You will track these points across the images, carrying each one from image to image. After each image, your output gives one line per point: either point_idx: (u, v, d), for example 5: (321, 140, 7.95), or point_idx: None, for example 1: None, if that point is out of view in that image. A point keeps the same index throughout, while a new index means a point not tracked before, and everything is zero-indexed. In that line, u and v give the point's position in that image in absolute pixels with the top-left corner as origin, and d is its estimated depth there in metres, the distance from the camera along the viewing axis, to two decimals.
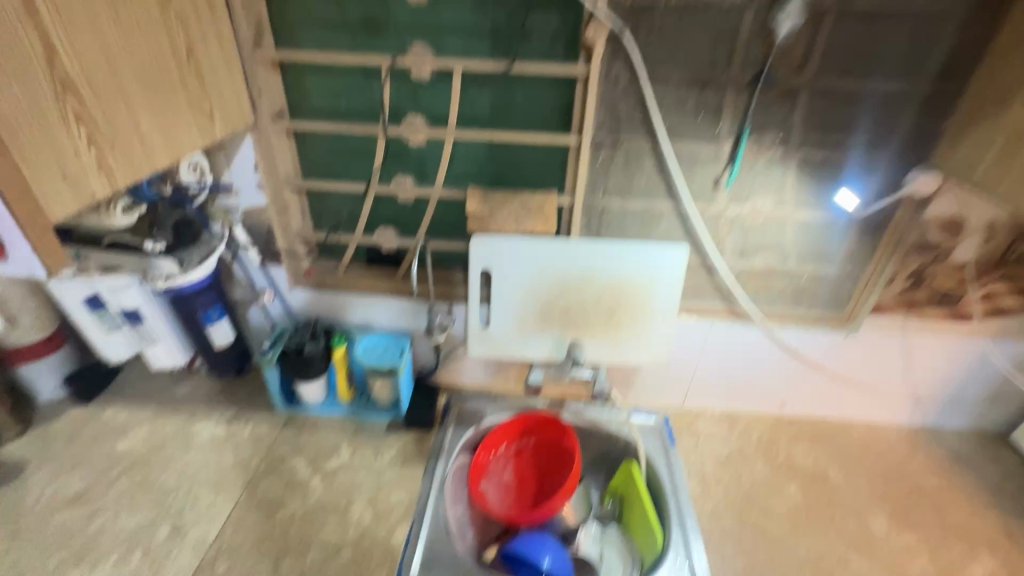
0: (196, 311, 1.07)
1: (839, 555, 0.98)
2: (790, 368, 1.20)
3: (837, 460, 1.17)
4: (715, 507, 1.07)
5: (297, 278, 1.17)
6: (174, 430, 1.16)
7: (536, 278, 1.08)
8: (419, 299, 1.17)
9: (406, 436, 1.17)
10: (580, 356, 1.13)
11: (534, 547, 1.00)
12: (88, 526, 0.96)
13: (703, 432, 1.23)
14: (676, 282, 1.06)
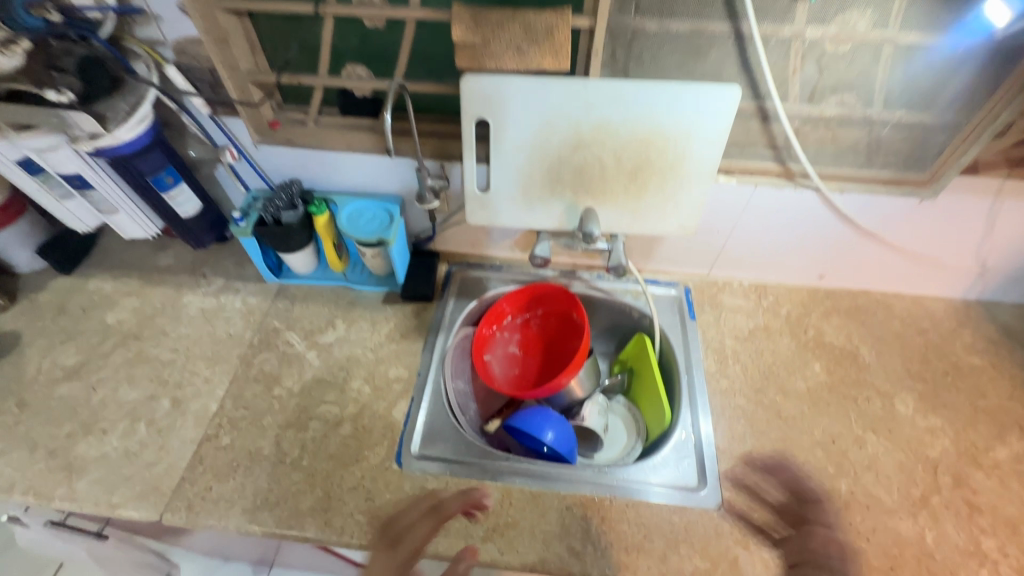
0: (144, 176, 0.91)
1: (857, 436, 0.93)
2: (841, 237, 1.03)
3: (873, 337, 1.07)
4: (731, 385, 1.00)
5: (261, 134, 0.98)
6: (162, 302, 1.10)
7: (544, 131, 0.88)
8: (406, 156, 0.99)
9: (404, 309, 1.10)
10: (592, 233, 0.92)
11: (536, 422, 0.97)
12: (90, 398, 0.96)
13: (727, 305, 1.12)
14: (716, 135, 0.85)
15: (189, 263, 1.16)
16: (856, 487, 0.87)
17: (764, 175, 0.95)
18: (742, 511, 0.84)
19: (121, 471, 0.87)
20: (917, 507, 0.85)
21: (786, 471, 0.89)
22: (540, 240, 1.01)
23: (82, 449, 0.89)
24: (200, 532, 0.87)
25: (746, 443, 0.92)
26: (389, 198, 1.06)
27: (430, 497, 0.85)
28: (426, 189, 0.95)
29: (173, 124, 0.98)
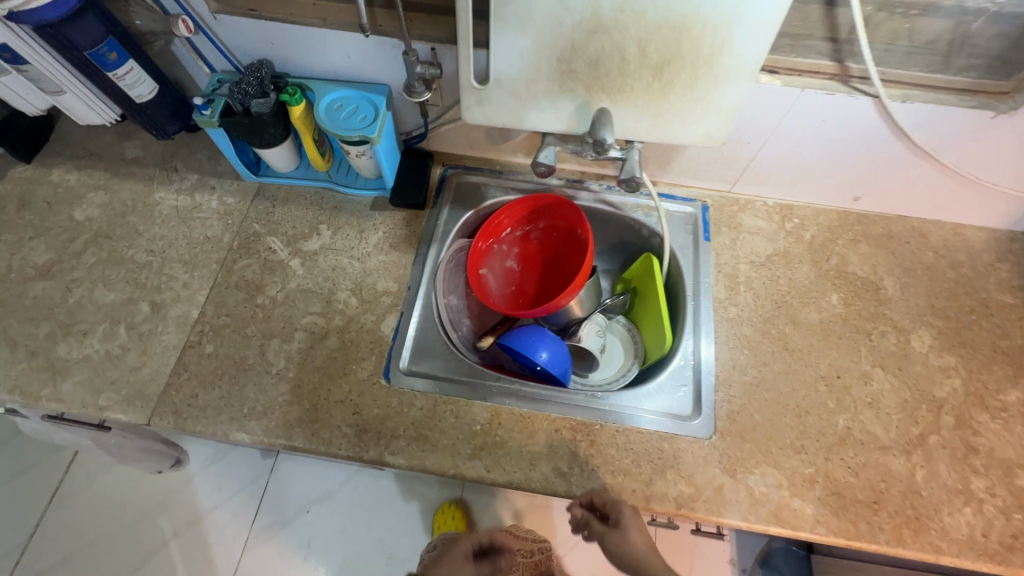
0: (81, 51, 0.75)
1: (864, 372, 0.89)
2: (890, 153, 0.90)
3: (900, 269, 0.99)
4: (741, 314, 0.93)
5: (220, 3, 0.83)
6: (133, 198, 1.01)
7: (555, 8, 0.72)
8: (393, 39, 0.83)
9: (393, 216, 1.01)
10: (605, 142, 0.80)
11: (530, 343, 0.93)
12: (67, 299, 0.92)
13: (747, 227, 1.02)
14: (766, 22, 0.70)
15: (159, 156, 1.05)
16: (854, 423, 0.85)
17: (816, 75, 0.79)
18: (734, 441, 0.83)
19: (106, 375, 0.86)
20: (912, 445, 0.83)
21: (785, 404, 0.86)
22: (545, 146, 0.89)
23: (63, 350, 0.87)
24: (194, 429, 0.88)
25: (746, 374, 0.88)
26: (374, 88, 0.92)
27: (418, 414, 0.83)
28: (416, 78, 0.84)
29: None
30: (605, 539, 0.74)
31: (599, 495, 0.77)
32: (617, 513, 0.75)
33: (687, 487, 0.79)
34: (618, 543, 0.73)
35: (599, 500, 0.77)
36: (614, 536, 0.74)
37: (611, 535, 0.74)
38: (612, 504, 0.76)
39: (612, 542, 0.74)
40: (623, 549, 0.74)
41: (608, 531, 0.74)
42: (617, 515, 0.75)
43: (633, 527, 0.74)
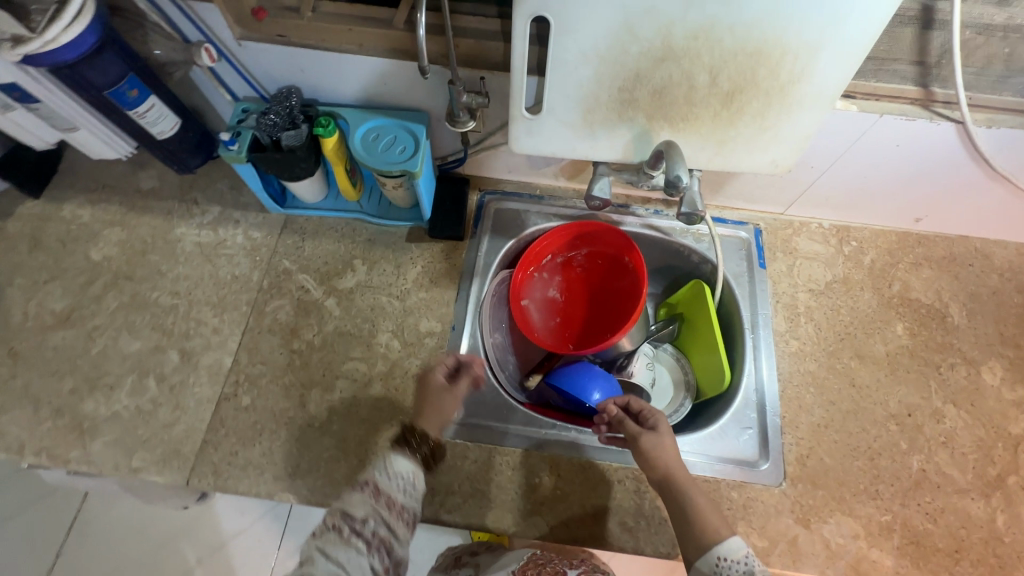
0: (101, 90, 0.70)
1: (936, 409, 0.84)
2: (964, 177, 0.84)
3: (965, 294, 0.94)
4: (803, 348, 0.89)
5: (246, 30, 0.76)
6: (152, 234, 0.95)
7: (622, 36, 0.66)
8: (438, 66, 0.76)
9: (431, 249, 0.95)
10: (679, 181, 0.71)
11: (581, 382, 0.88)
12: (90, 348, 0.86)
13: (803, 251, 0.97)
14: (854, 48, 0.64)
15: (177, 186, 0.99)
16: (928, 465, 0.81)
17: (895, 100, 0.73)
18: (806, 488, 0.79)
19: (138, 433, 0.80)
20: (991, 487, 0.80)
21: (856, 446, 0.82)
22: (597, 176, 0.83)
23: (90, 406, 0.82)
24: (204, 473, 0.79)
25: (814, 415, 0.84)
26: (412, 116, 0.85)
27: (473, 467, 0.79)
28: (461, 107, 0.77)
29: (124, 7, 0.74)
30: (637, 438, 0.73)
31: (638, 401, 0.79)
32: (652, 421, 0.76)
33: (760, 540, 0.76)
34: (653, 443, 0.72)
35: (636, 405, 0.79)
36: (648, 436, 0.73)
37: (646, 437, 0.73)
38: (649, 413, 0.77)
39: (644, 444, 0.72)
40: (656, 452, 0.72)
41: (643, 431, 0.74)
42: (654, 421, 0.76)
43: (669, 439, 0.74)
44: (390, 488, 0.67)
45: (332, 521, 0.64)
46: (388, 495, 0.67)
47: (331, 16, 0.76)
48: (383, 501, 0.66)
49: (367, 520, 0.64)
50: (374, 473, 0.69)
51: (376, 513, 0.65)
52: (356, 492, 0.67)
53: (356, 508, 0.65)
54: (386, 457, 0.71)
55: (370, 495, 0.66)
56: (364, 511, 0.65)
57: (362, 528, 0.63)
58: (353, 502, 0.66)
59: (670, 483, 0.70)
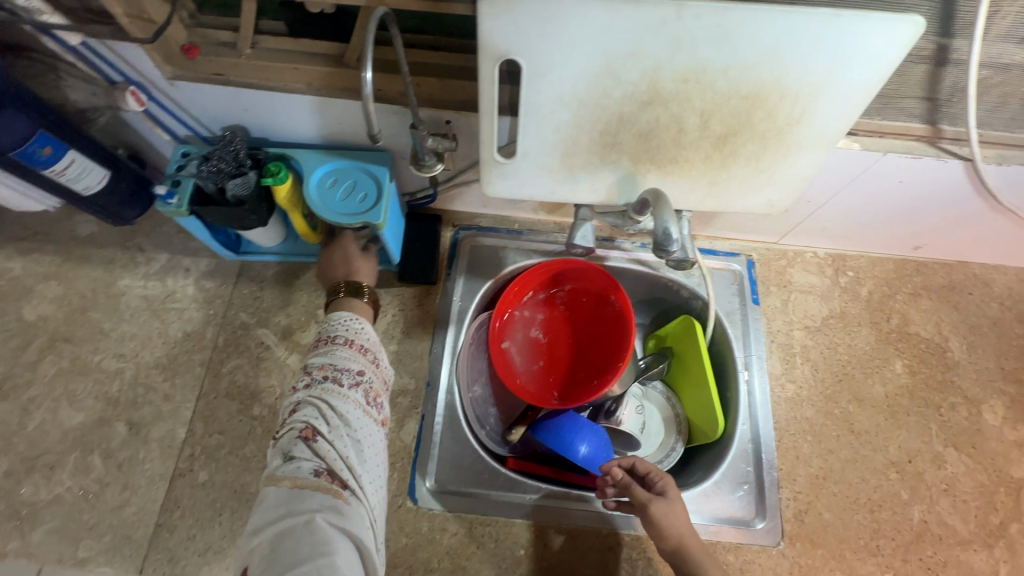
0: (5, 152, 0.63)
1: (937, 454, 0.81)
2: (968, 211, 0.79)
3: (966, 327, 0.89)
4: (799, 392, 0.84)
5: (177, 67, 0.66)
6: (92, 288, 0.86)
7: (603, 79, 0.58)
8: (397, 107, 0.68)
9: (402, 296, 0.88)
10: (669, 241, 0.63)
11: (567, 437, 0.80)
12: (27, 422, 0.78)
13: (798, 284, 0.92)
14: (859, 90, 0.58)
15: (118, 232, 0.89)
16: (930, 516, 0.78)
17: (900, 137, 0.68)
18: (805, 547, 0.75)
19: (83, 518, 0.73)
20: (993, 537, 0.77)
21: (855, 499, 0.78)
22: (579, 222, 0.75)
23: (30, 491, 0.74)
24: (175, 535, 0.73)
25: (811, 466, 0.80)
26: (372, 156, 0.77)
27: (453, 540, 0.74)
28: (426, 151, 0.68)
29: (32, 48, 0.64)
30: (648, 508, 0.66)
31: (644, 462, 0.71)
32: (661, 485, 0.69)
33: None
34: (666, 512, 0.66)
35: (643, 467, 0.71)
36: (660, 503, 0.66)
37: (658, 506, 0.66)
38: (656, 476, 0.70)
39: (655, 514, 0.65)
40: (668, 521, 0.65)
41: (654, 498, 0.66)
42: (663, 486, 0.68)
43: (679, 503, 0.67)
44: (372, 346, 0.66)
45: (323, 371, 0.60)
46: (372, 352, 0.66)
47: (273, 54, 0.67)
48: (369, 357, 0.65)
49: (362, 373, 0.63)
50: (347, 328, 0.66)
51: (368, 368, 0.64)
52: (339, 345, 0.63)
53: (346, 360, 0.62)
54: (356, 316, 0.68)
55: (358, 350, 0.64)
56: (356, 362, 0.63)
57: (358, 378, 0.62)
58: (340, 354, 0.62)
59: (684, 556, 0.65)
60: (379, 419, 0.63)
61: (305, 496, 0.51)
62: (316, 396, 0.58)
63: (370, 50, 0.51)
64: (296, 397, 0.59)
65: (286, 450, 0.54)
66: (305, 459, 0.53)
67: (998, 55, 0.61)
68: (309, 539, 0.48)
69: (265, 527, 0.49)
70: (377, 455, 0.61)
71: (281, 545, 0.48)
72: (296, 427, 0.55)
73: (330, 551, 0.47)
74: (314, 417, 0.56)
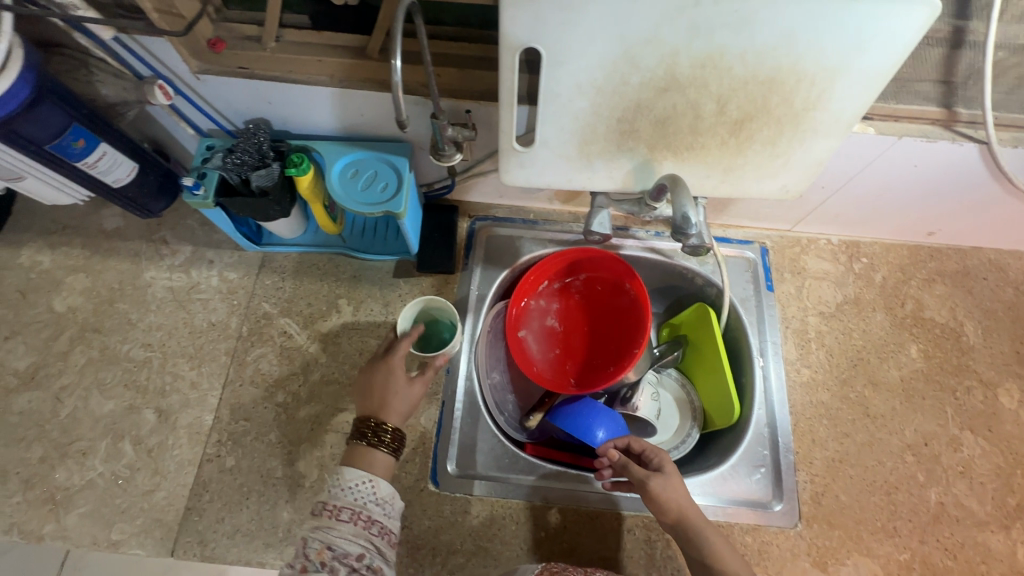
0: (41, 144, 0.66)
1: (953, 437, 0.81)
2: (984, 195, 0.79)
3: (980, 311, 0.90)
4: (815, 377, 0.85)
5: (205, 62, 0.68)
6: (119, 280, 0.88)
7: (622, 66, 0.60)
8: (418, 97, 0.69)
9: (421, 285, 0.89)
10: (687, 224, 0.64)
11: (585, 422, 0.81)
12: (60, 410, 0.80)
13: (812, 271, 0.93)
14: (875, 74, 0.59)
15: (142, 226, 0.91)
16: (947, 498, 0.78)
17: (916, 121, 0.68)
18: (822, 529, 0.76)
19: (115, 503, 0.76)
20: (1011, 518, 0.77)
21: (872, 481, 0.79)
22: (596, 210, 0.77)
23: (63, 476, 0.77)
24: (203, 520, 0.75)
25: (827, 449, 0.81)
26: (392, 147, 0.78)
27: (475, 523, 0.76)
28: (446, 141, 0.69)
29: (65, 44, 0.66)
30: (646, 483, 0.67)
31: (639, 441, 0.74)
32: (658, 463, 0.70)
33: None
34: (664, 485, 0.67)
35: (638, 446, 0.73)
36: (658, 479, 0.67)
37: (656, 481, 0.67)
38: (652, 454, 0.72)
39: (655, 488, 0.66)
40: (667, 495, 0.66)
41: (651, 474, 0.68)
42: (659, 462, 0.70)
43: (677, 479, 0.68)
44: (382, 518, 0.63)
45: (320, 556, 0.57)
46: (379, 523, 0.63)
47: (297, 47, 0.69)
48: (375, 531, 0.61)
49: (363, 555, 0.59)
50: (356, 499, 0.63)
51: (372, 546, 0.60)
52: (343, 522, 0.60)
53: (347, 542, 0.59)
54: (370, 480, 0.65)
55: (361, 527, 0.60)
56: (358, 543, 0.59)
57: (358, 563, 0.58)
58: (341, 534, 0.59)
59: (685, 526, 0.65)
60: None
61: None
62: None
63: (398, 38, 0.52)
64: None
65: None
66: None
67: (1013, 36, 0.62)
68: None
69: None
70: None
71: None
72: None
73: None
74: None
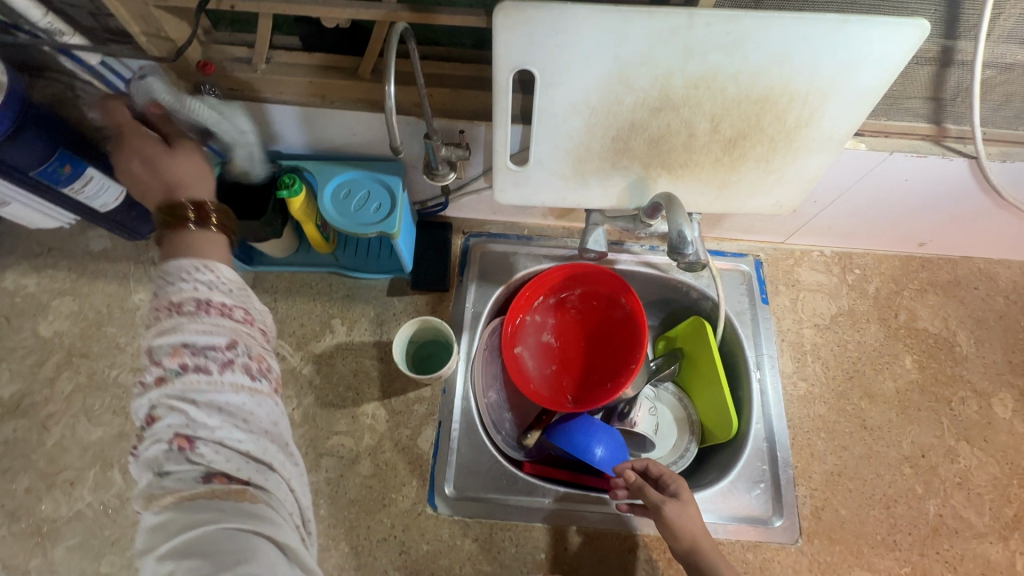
0: (26, 171, 0.65)
1: (949, 448, 0.82)
2: (973, 207, 0.80)
3: (972, 321, 0.90)
4: (812, 390, 0.85)
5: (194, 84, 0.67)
6: (107, 304, 0.86)
7: (615, 87, 0.60)
8: (411, 117, 0.69)
9: (415, 303, 0.89)
10: (683, 243, 0.64)
11: (583, 441, 0.80)
12: (46, 438, 0.79)
13: (805, 283, 0.93)
14: (866, 92, 0.59)
15: (130, 247, 0.90)
16: (945, 510, 0.78)
17: (907, 136, 0.69)
18: (823, 544, 0.76)
19: (104, 534, 0.74)
20: (1008, 529, 0.77)
21: (871, 494, 0.79)
22: (591, 227, 0.77)
23: (51, 508, 0.75)
24: None
25: (826, 463, 0.81)
26: (385, 167, 0.77)
27: (474, 546, 0.74)
28: (439, 160, 0.68)
29: (51, 67, 0.65)
30: (662, 510, 0.67)
31: (657, 465, 0.73)
32: (675, 488, 0.70)
33: None
34: (679, 512, 0.67)
35: (656, 470, 0.72)
36: (673, 505, 0.67)
37: (671, 507, 0.67)
38: (669, 479, 0.71)
39: (669, 514, 0.67)
40: (682, 522, 0.66)
41: (667, 500, 0.68)
42: (676, 488, 0.70)
43: (692, 505, 0.68)
44: (236, 299, 0.49)
45: (176, 359, 0.44)
46: (240, 308, 0.49)
47: (286, 68, 0.68)
48: (241, 317, 0.49)
49: (235, 343, 0.47)
50: (196, 285, 0.47)
51: (241, 334, 0.48)
52: (188, 316, 0.46)
53: (204, 333, 0.46)
54: (206, 263, 0.50)
55: (218, 315, 0.47)
56: (223, 334, 0.47)
57: (231, 353, 0.47)
58: (194, 328, 0.45)
59: (698, 557, 0.64)
60: (272, 391, 0.50)
61: (200, 504, 0.43)
62: (174, 398, 0.44)
63: (391, 61, 0.52)
64: (148, 398, 0.45)
65: (159, 464, 0.44)
66: (184, 469, 0.43)
67: (1001, 56, 0.62)
68: (228, 551, 0.41)
69: (165, 552, 0.42)
70: (274, 416, 0.50)
71: (191, 557, 0.41)
72: (163, 439, 0.44)
73: (250, 554, 0.41)
74: (183, 425, 0.44)
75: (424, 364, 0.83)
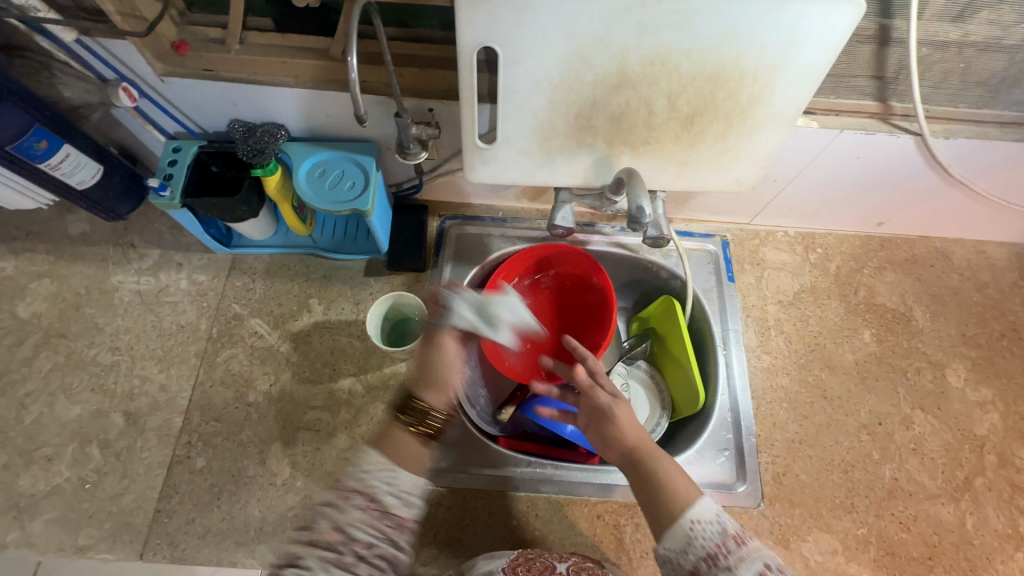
0: (3, 146, 0.67)
1: (904, 416, 0.85)
2: (924, 185, 0.84)
3: (928, 296, 0.94)
4: (774, 362, 0.89)
5: (168, 64, 0.69)
6: (85, 285, 0.88)
7: (575, 64, 0.62)
8: (382, 97, 0.71)
9: (392, 283, 0.91)
10: (641, 216, 0.67)
11: (554, 413, 0.83)
12: (24, 416, 0.79)
13: (770, 262, 0.97)
14: (811, 69, 0.62)
15: (109, 230, 0.91)
16: (900, 473, 0.82)
17: (855, 115, 0.73)
18: (784, 508, 0.79)
19: (82, 507, 0.75)
20: (959, 491, 0.81)
21: (830, 460, 0.82)
22: (560, 205, 0.80)
23: (28, 483, 0.76)
24: (172, 522, 0.74)
25: (788, 431, 0.84)
26: (359, 147, 0.80)
27: (447, 514, 0.77)
28: (411, 139, 0.71)
29: (26, 47, 0.67)
30: (612, 406, 0.61)
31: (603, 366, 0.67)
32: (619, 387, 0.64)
33: None
34: (628, 409, 0.61)
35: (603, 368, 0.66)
36: (621, 402, 0.62)
37: (620, 404, 0.61)
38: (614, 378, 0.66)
39: (619, 411, 0.61)
40: (630, 417, 0.61)
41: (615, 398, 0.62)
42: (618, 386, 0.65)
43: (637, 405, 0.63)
44: (400, 504, 0.61)
45: (329, 534, 0.58)
46: (398, 515, 0.60)
47: (260, 49, 0.70)
48: (388, 525, 0.60)
49: (372, 544, 0.58)
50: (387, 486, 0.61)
51: (380, 529, 0.59)
52: (354, 508, 0.59)
53: (360, 528, 0.58)
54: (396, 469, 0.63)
55: (376, 516, 0.59)
56: (375, 536, 0.59)
57: (366, 551, 0.58)
58: (352, 520, 0.59)
59: (641, 451, 0.59)
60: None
61: None
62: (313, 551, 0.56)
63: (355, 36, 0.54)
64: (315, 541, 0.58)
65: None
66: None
67: (935, 34, 0.65)
68: None
69: None
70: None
71: None
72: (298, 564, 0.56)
73: None
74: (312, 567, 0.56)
75: (400, 340, 0.86)
